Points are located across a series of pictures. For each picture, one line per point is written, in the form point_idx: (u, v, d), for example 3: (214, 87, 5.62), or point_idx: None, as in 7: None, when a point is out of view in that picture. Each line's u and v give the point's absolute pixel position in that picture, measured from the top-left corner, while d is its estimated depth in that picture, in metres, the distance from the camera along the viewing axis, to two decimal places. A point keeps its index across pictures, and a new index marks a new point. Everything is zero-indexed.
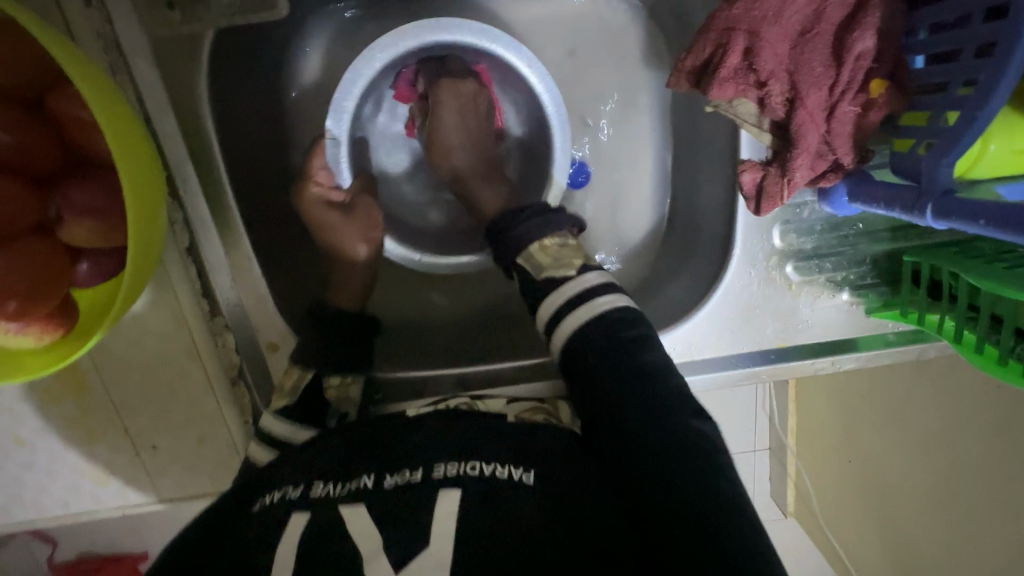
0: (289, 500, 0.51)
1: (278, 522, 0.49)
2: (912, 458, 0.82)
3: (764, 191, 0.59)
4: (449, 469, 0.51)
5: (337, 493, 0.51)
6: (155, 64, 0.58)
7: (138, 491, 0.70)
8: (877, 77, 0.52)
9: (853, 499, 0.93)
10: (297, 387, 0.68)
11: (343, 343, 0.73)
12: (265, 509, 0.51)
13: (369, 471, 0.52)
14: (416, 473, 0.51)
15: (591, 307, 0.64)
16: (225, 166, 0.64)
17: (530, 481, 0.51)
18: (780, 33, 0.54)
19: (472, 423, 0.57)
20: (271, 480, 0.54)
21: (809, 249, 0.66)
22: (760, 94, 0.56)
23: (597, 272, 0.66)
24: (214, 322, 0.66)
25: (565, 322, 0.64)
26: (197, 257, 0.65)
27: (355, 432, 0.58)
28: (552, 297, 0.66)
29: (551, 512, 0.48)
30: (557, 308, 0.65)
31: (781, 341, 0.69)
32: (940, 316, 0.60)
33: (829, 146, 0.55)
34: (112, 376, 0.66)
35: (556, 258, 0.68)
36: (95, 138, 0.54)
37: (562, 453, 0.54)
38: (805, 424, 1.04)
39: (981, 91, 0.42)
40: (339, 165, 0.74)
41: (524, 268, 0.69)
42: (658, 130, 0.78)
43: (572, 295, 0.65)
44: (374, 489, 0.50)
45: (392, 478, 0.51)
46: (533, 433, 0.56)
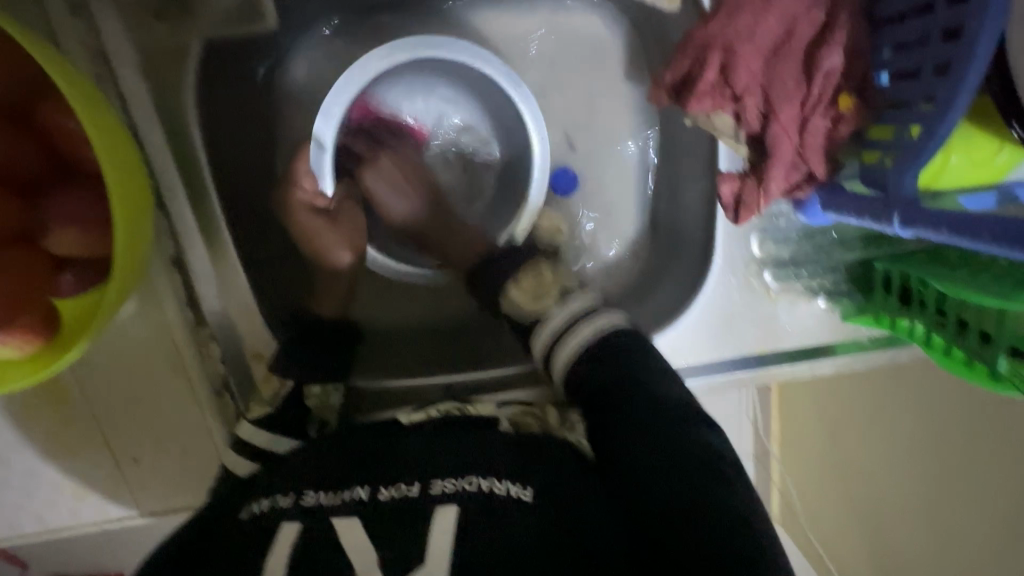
0: (278, 510, 0.50)
1: (267, 532, 0.48)
2: (893, 465, 0.84)
3: (741, 202, 0.61)
4: (446, 484, 0.51)
5: (330, 503, 0.51)
6: (143, 74, 0.58)
7: (119, 505, 0.70)
8: (845, 93, 0.54)
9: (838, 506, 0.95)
10: (277, 395, 0.70)
11: (325, 351, 0.73)
12: (255, 519, 0.50)
13: (363, 482, 0.52)
14: (414, 488, 0.51)
15: (579, 333, 0.66)
16: (212, 176, 0.64)
17: (528, 497, 0.51)
18: (754, 50, 0.56)
19: (473, 437, 0.57)
20: (259, 489, 0.54)
21: (786, 257, 0.68)
22: (736, 108, 0.59)
23: (580, 294, 0.70)
24: (199, 331, 0.67)
25: (557, 355, 0.67)
26: (182, 266, 0.65)
27: (356, 441, 0.58)
28: (540, 330, 0.69)
29: (550, 529, 0.49)
30: (547, 341, 0.68)
31: (761, 346, 0.71)
32: (910, 321, 0.62)
33: (803, 158, 0.58)
34: (94, 388, 0.65)
35: (536, 292, 0.70)
36: (82, 147, 0.54)
37: (563, 467, 0.55)
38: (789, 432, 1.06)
39: (941, 106, 0.45)
40: (323, 172, 0.72)
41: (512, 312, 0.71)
42: (640, 143, 0.79)
43: (560, 325, 0.68)
44: (369, 501, 0.50)
45: (387, 491, 0.51)
46: (533, 444, 0.56)
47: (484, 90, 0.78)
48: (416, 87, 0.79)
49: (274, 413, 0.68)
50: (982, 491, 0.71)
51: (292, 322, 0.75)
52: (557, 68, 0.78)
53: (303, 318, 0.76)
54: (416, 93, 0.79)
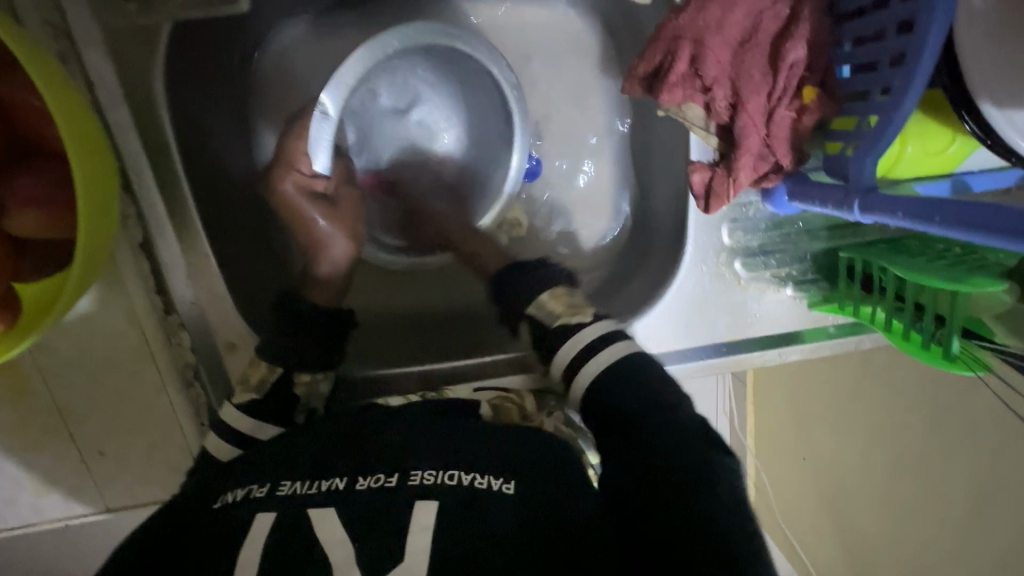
0: (252, 500, 0.48)
1: (240, 524, 0.47)
2: (870, 455, 0.85)
3: (712, 191, 0.63)
4: (426, 476, 0.49)
5: (306, 492, 0.49)
6: (109, 55, 0.57)
7: (84, 500, 0.68)
8: (809, 84, 0.56)
9: (812, 495, 0.98)
10: (264, 383, 0.65)
11: (314, 347, 0.69)
12: (226, 508, 0.49)
13: (341, 473, 0.50)
14: (392, 479, 0.49)
15: (597, 359, 0.64)
16: (183, 163, 0.63)
17: (511, 490, 0.49)
18: (722, 42, 0.58)
19: (445, 427, 0.55)
20: (233, 478, 0.52)
21: (755, 246, 0.70)
22: (706, 99, 0.60)
23: (594, 324, 0.66)
24: (168, 320, 0.65)
25: (589, 367, 0.64)
26: (151, 253, 0.63)
27: (331, 431, 0.56)
28: (573, 341, 0.66)
29: (531, 523, 0.47)
30: (568, 360, 0.65)
31: (732, 335, 0.73)
32: (872, 308, 0.64)
33: (770, 148, 0.59)
34: (58, 379, 0.63)
35: (571, 304, 0.69)
36: (46, 127, 0.53)
37: (556, 465, 0.53)
38: (761, 424, 1.09)
39: (897, 95, 0.47)
40: (317, 149, 0.68)
41: (535, 314, 0.70)
42: (614, 138, 0.81)
43: (580, 348, 0.65)
44: (345, 492, 0.49)
45: (365, 480, 0.49)
46: (518, 436, 0.55)
47: (476, 92, 0.78)
48: (399, 74, 0.78)
49: (261, 402, 0.65)
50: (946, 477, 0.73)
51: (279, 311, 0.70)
52: (534, 60, 0.79)
53: (290, 304, 0.71)
54: (399, 82, 0.78)
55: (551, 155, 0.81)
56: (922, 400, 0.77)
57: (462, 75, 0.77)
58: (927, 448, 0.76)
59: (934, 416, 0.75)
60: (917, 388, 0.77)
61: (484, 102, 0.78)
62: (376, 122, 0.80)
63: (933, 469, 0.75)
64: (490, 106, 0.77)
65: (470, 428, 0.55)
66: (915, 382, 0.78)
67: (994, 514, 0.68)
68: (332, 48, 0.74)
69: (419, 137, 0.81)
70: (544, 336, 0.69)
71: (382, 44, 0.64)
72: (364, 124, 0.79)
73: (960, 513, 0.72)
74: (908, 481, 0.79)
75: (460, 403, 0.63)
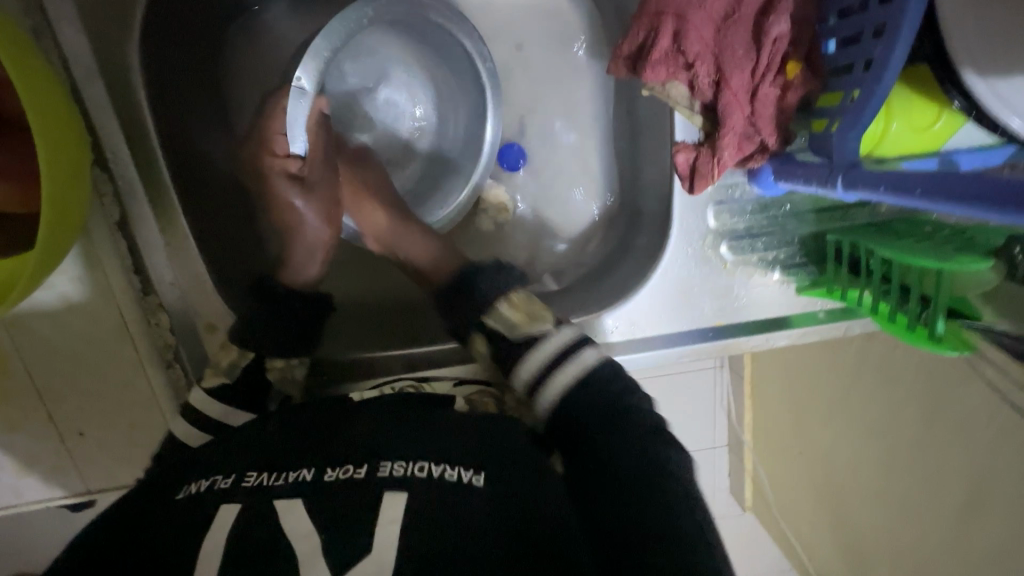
0: (216, 491, 0.47)
1: (201, 516, 0.45)
2: (864, 450, 0.84)
3: (696, 171, 0.62)
4: (395, 466, 0.48)
5: (273, 483, 0.47)
6: (83, 29, 0.56)
7: (64, 482, 0.67)
8: (793, 59, 0.55)
9: (811, 489, 0.96)
10: (235, 367, 0.66)
11: (283, 325, 0.71)
12: (189, 499, 0.47)
13: (309, 464, 0.49)
14: (361, 470, 0.48)
15: (566, 371, 0.61)
16: (160, 141, 0.62)
17: (479, 482, 0.48)
18: (705, 18, 0.57)
19: (419, 418, 0.55)
20: (199, 469, 0.51)
21: (741, 229, 0.69)
22: (689, 76, 0.59)
23: (557, 334, 0.64)
24: (147, 300, 0.64)
25: (550, 385, 0.62)
26: (128, 233, 0.63)
27: (300, 420, 0.55)
28: (532, 357, 0.63)
29: (505, 516, 0.47)
30: (533, 372, 0.63)
31: (719, 320, 0.72)
32: (860, 290, 0.63)
33: (755, 127, 0.58)
34: (36, 359, 0.63)
35: (531, 312, 0.66)
36: None
37: (526, 466, 0.51)
38: (760, 420, 1.08)
39: (879, 66, 0.46)
40: (294, 124, 0.67)
41: (499, 326, 0.66)
42: (599, 127, 0.80)
43: (545, 359, 0.63)
44: (314, 482, 0.47)
45: (335, 472, 0.48)
46: (487, 436, 0.54)
47: (454, 66, 0.76)
48: (373, 53, 0.76)
49: (233, 387, 0.65)
50: (940, 467, 0.72)
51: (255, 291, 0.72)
52: (519, 44, 0.78)
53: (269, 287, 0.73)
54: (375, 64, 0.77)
55: (536, 138, 0.80)
56: (917, 389, 0.75)
57: (437, 50, 0.76)
58: (921, 438, 0.74)
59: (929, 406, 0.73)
60: (910, 377, 0.76)
61: (461, 77, 0.76)
62: (356, 105, 0.78)
63: (927, 464, 0.74)
64: (465, 81, 0.76)
65: (450, 426, 0.54)
66: (909, 371, 0.76)
67: (991, 506, 0.66)
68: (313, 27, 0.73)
69: (397, 121, 0.80)
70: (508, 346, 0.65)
71: (357, 14, 0.64)
72: (343, 107, 0.77)
73: (954, 506, 0.70)
74: (902, 472, 0.78)
75: (437, 397, 0.61)
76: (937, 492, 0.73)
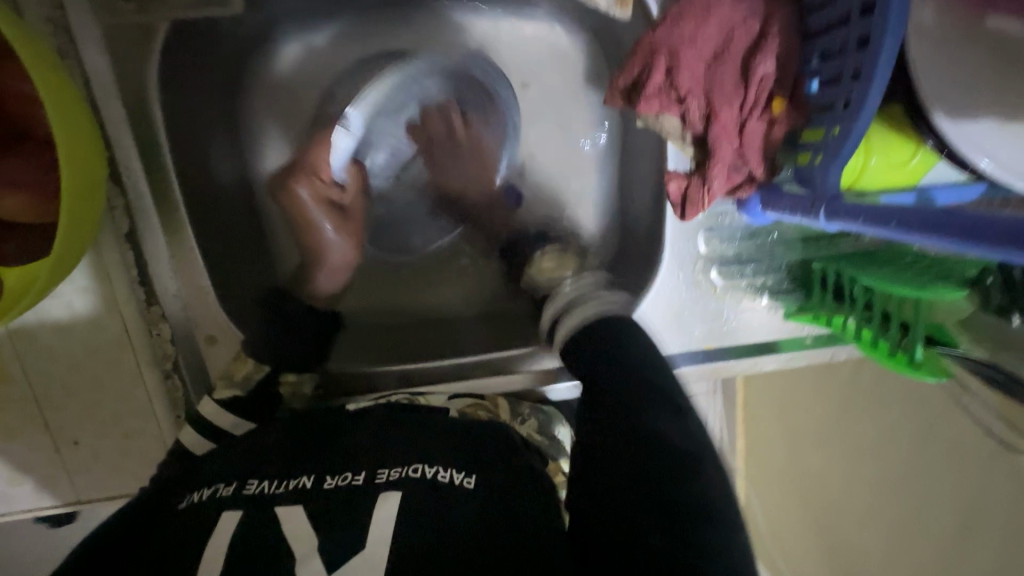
0: (217, 498, 0.48)
1: (207, 520, 0.46)
2: (856, 479, 0.84)
3: (687, 199, 0.65)
4: (391, 473, 0.49)
5: (274, 491, 0.48)
6: (106, 51, 0.59)
7: (55, 491, 0.67)
8: (779, 96, 0.58)
9: (803, 519, 0.97)
10: (250, 380, 0.66)
11: (297, 338, 0.73)
12: (192, 508, 0.48)
13: (309, 471, 0.50)
14: (359, 476, 0.49)
15: (578, 310, 0.66)
16: (172, 157, 0.64)
17: (471, 484, 0.49)
18: (697, 56, 0.60)
19: (411, 423, 0.55)
20: (200, 476, 0.52)
21: (730, 255, 0.72)
22: (681, 110, 0.62)
23: (571, 287, 0.70)
24: (150, 311, 0.66)
25: (565, 324, 0.66)
26: (135, 243, 0.64)
27: (300, 428, 0.56)
28: (553, 305, 0.70)
29: (491, 512, 0.47)
30: (555, 316, 0.69)
31: (709, 343, 0.74)
32: (844, 317, 0.65)
33: (743, 159, 0.61)
34: (36, 365, 0.64)
35: (557, 267, 0.76)
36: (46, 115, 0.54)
37: (512, 466, 0.52)
38: (755, 446, 1.10)
39: (857, 103, 0.48)
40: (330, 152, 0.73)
41: (540, 281, 0.76)
42: (594, 163, 0.83)
43: (562, 304, 0.69)
44: (313, 490, 0.48)
45: (333, 479, 0.49)
46: (482, 436, 0.54)
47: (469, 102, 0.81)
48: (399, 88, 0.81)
49: (245, 400, 0.65)
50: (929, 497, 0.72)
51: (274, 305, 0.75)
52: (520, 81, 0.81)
53: (290, 302, 0.76)
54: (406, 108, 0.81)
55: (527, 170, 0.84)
56: (905, 422, 0.76)
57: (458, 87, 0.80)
58: (908, 468, 0.75)
59: (918, 435, 0.74)
60: (900, 409, 0.77)
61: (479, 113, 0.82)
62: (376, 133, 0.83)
63: (918, 493, 0.74)
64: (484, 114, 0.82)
65: (440, 428, 0.55)
66: (899, 402, 0.78)
67: (981, 534, 0.66)
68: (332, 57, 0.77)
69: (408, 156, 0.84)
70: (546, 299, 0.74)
71: None
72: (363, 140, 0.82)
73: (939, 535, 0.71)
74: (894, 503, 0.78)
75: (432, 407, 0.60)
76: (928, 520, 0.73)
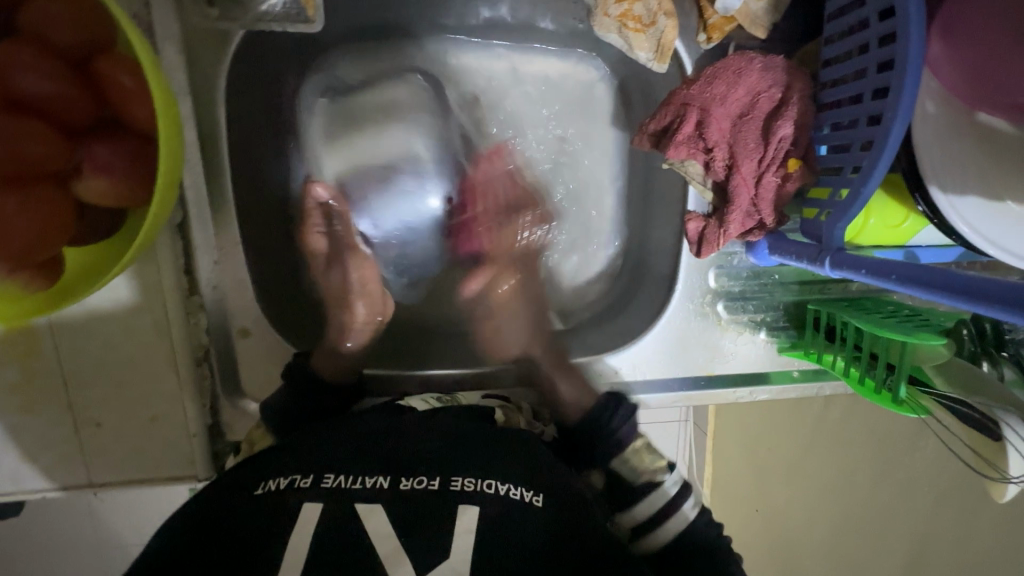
0: (298, 490, 0.52)
1: (287, 510, 0.50)
2: (818, 510, 0.92)
3: (704, 238, 0.71)
4: (466, 483, 0.53)
5: (351, 486, 0.52)
6: (183, 50, 0.62)
7: (69, 471, 0.67)
8: (793, 157, 0.65)
9: (767, 548, 1.03)
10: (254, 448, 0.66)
11: (319, 399, 0.70)
12: (271, 496, 0.52)
13: (385, 472, 0.54)
14: (435, 482, 0.53)
15: (665, 529, 0.72)
16: (229, 156, 0.67)
17: (540, 502, 0.54)
18: (724, 113, 0.68)
19: (468, 434, 0.60)
20: (272, 466, 0.55)
21: (736, 292, 0.78)
22: (706, 158, 0.69)
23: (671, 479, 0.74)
24: (191, 299, 0.67)
25: (651, 534, 0.72)
26: (185, 233, 0.67)
27: (365, 424, 0.60)
28: (637, 508, 0.73)
29: (559, 534, 0.52)
30: (638, 521, 0.72)
31: (709, 370, 0.80)
32: (834, 355, 0.73)
33: (756, 207, 0.68)
34: (69, 341, 0.65)
35: (647, 463, 0.74)
36: (133, 107, 0.54)
37: (575, 497, 0.57)
38: (725, 480, 1.15)
39: (864, 174, 0.55)
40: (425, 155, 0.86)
41: (625, 469, 0.74)
42: (613, 195, 0.88)
43: (652, 512, 0.72)
44: (391, 489, 0.52)
45: (409, 482, 0.53)
46: (542, 460, 0.59)
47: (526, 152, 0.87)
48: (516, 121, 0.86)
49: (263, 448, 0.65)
50: (884, 533, 0.80)
51: (292, 376, 0.68)
52: (495, 73, 0.85)
53: (299, 370, 0.69)
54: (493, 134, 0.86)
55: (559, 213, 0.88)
56: (866, 459, 0.84)
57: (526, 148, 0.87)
58: (866, 502, 0.83)
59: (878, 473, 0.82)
60: (865, 447, 0.84)
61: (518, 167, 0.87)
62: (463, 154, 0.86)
63: (876, 528, 0.82)
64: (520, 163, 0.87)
65: (501, 443, 0.59)
66: (863, 442, 0.85)
67: (931, 567, 0.73)
68: (408, 103, 0.85)
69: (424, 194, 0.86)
70: (622, 486, 0.74)
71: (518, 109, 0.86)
72: (355, 149, 0.84)
73: (898, 566, 0.78)
74: (850, 532, 0.86)
75: (478, 407, 0.68)
76: (882, 551, 0.80)
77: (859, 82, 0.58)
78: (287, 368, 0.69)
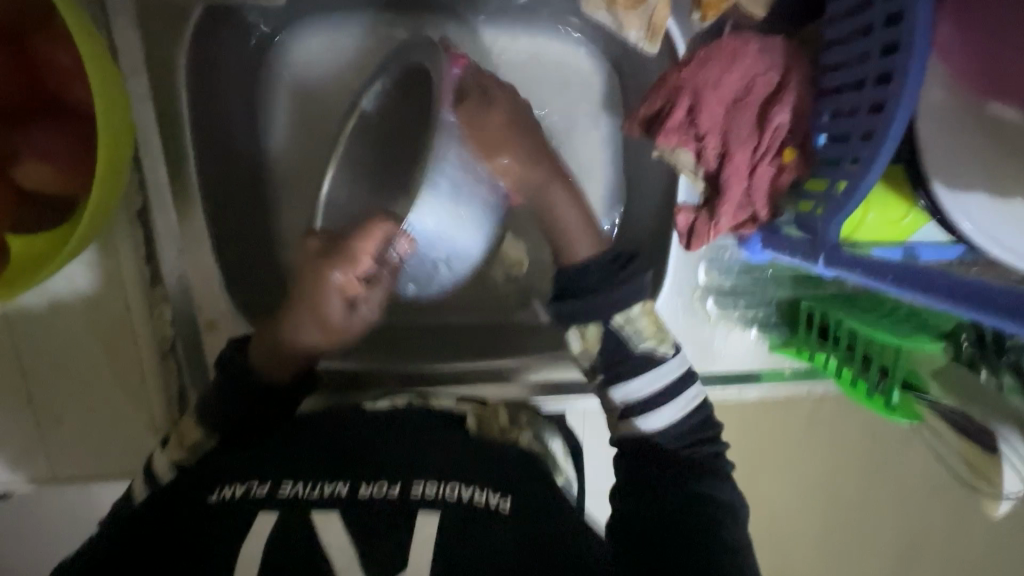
0: (252, 499, 0.50)
1: (240, 521, 0.48)
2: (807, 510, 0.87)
3: (695, 231, 0.68)
4: (427, 489, 0.51)
5: (308, 494, 0.50)
6: (137, 24, 0.59)
7: (32, 466, 0.65)
8: (789, 146, 0.61)
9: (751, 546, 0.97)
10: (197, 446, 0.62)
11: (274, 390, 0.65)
12: (223, 504, 0.50)
13: (345, 479, 0.52)
14: (394, 488, 0.51)
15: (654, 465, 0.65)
16: (192, 139, 0.63)
17: (506, 507, 0.52)
18: (717, 98, 0.63)
19: (434, 443, 0.58)
20: (230, 474, 0.54)
21: (727, 288, 0.75)
22: (698, 146, 0.65)
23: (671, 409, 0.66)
24: (153, 291, 0.64)
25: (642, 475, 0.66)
26: (146, 222, 0.63)
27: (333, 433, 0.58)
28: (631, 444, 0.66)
29: (529, 544, 0.50)
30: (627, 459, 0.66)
31: (697, 368, 0.77)
32: (826, 356, 0.70)
33: (749, 199, 0.64)
34: (25, 332, 0.62)
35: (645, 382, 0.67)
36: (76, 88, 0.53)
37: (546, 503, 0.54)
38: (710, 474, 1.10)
39: (862, 168, 0.51)
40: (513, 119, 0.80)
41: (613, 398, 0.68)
42: (605, 179, 0.83)
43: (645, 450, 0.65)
44: (348, 497, 0.50)
45: (368, 488, 0.51)
46: (511, 465, 0.58)
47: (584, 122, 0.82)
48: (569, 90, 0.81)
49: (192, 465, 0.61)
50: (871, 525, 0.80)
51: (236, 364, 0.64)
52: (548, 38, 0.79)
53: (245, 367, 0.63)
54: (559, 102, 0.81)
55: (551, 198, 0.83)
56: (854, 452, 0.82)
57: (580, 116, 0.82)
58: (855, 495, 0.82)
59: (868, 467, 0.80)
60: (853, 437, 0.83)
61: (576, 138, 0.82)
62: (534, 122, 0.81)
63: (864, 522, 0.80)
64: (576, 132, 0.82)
65: (470, 450, 0.58)
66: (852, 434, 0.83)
67: None
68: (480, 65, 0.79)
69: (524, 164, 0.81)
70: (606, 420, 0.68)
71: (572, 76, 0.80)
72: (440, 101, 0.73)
73: None
74: (840, 528, 0.84)
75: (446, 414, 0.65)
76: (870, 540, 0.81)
77: (861, 67, 0.54)
78: (222, 360, 0.64)
